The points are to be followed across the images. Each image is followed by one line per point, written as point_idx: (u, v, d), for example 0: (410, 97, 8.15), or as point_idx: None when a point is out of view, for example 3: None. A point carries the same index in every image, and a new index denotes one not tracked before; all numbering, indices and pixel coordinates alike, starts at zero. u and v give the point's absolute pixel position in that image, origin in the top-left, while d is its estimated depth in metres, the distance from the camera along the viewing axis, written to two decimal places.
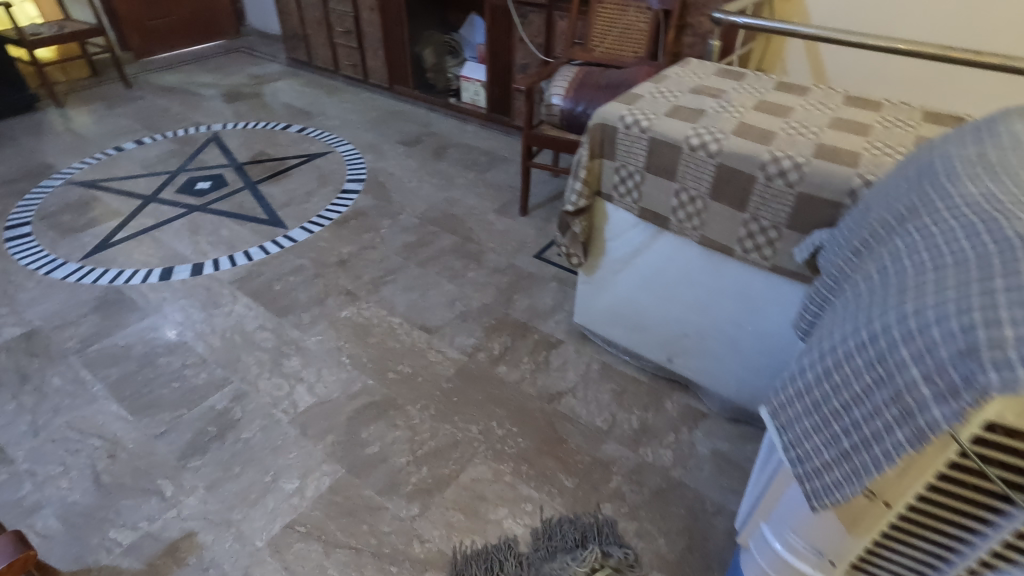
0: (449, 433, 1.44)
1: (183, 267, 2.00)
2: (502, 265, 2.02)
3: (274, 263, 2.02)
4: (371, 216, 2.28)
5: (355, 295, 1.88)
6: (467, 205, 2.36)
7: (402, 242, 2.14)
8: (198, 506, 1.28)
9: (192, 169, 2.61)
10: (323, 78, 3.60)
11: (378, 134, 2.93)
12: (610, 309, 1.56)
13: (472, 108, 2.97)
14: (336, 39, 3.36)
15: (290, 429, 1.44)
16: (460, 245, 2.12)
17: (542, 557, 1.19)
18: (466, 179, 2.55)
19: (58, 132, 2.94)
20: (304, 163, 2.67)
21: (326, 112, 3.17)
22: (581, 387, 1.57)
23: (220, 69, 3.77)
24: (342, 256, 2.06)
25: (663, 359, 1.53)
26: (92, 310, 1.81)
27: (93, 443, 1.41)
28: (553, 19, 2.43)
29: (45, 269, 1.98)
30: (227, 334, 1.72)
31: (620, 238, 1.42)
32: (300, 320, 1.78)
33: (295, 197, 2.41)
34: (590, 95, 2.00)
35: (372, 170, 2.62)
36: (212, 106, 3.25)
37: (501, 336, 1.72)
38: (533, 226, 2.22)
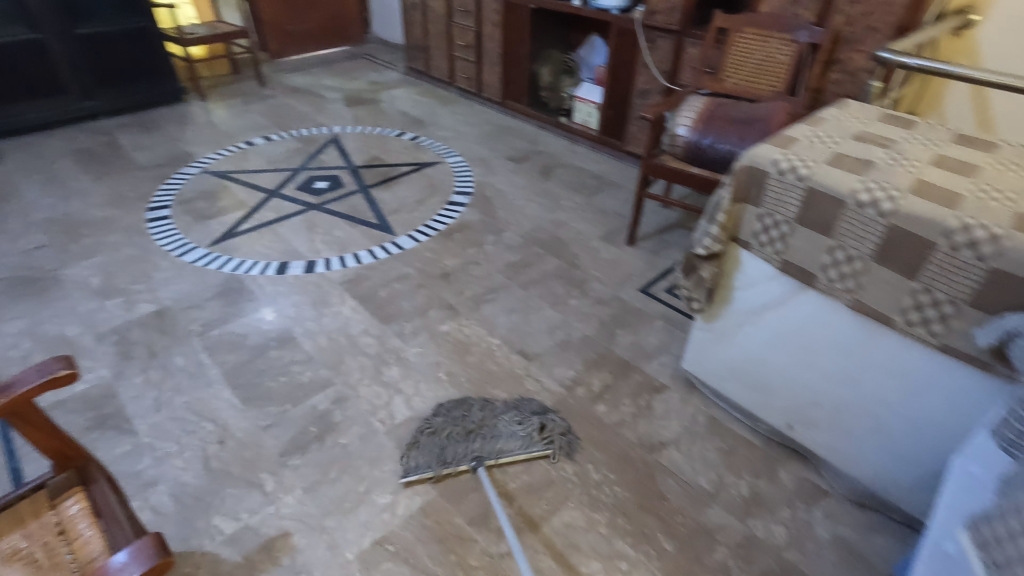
0: (543, 469, 1.39)
1: (298, 263, 2.09)
2: (606, 296, 1.95)
3: (381, 269, 2.07)
4: (477, 231, 2.29)
5: (457, 311, 1.88)
6: (572, 229, 2.31)
7: (505, 261, 2.12)
8: (295, 507, 1.30)
9: (313, 168, 2.74)
10: (438, 88, 3.70)
11: (487, 149, 2.96)
12: (728, 361, 1.45)
13: (583, 129, 2.93)
14: (455, 52, 3.45)
15: (387, 441, 1.44)
16: (564, 271, 2.07)
17: (496, 410, 1.48)
18: (572, 201, 2.51)
19: (200, 124, 3.19)
20: (415, 172, 2.73)
21: (439, 123, 3.24)
22: (686, 440, 1.46)
23: (345, 74, 3.97)
24: (446, 269, 2.07)
25: (783, 424, 1.39)
26: (215, 295, 1.93)
27: (206, 427, 1.47)
28: (683, 45, 2.34)
29: (178, 252, 2.14)
30: (334, 335, 1.77)
31: (752, 288, 1.32)
32: (402, 329, 1.80)
33: (405, 204, 2.47)
34: (720, 129, 1.90)
35: (480, 184, 2.64)
36: (335, 109, 3.43)
37: (601, 373, 1.65)
38: (640, 258, 2.14)
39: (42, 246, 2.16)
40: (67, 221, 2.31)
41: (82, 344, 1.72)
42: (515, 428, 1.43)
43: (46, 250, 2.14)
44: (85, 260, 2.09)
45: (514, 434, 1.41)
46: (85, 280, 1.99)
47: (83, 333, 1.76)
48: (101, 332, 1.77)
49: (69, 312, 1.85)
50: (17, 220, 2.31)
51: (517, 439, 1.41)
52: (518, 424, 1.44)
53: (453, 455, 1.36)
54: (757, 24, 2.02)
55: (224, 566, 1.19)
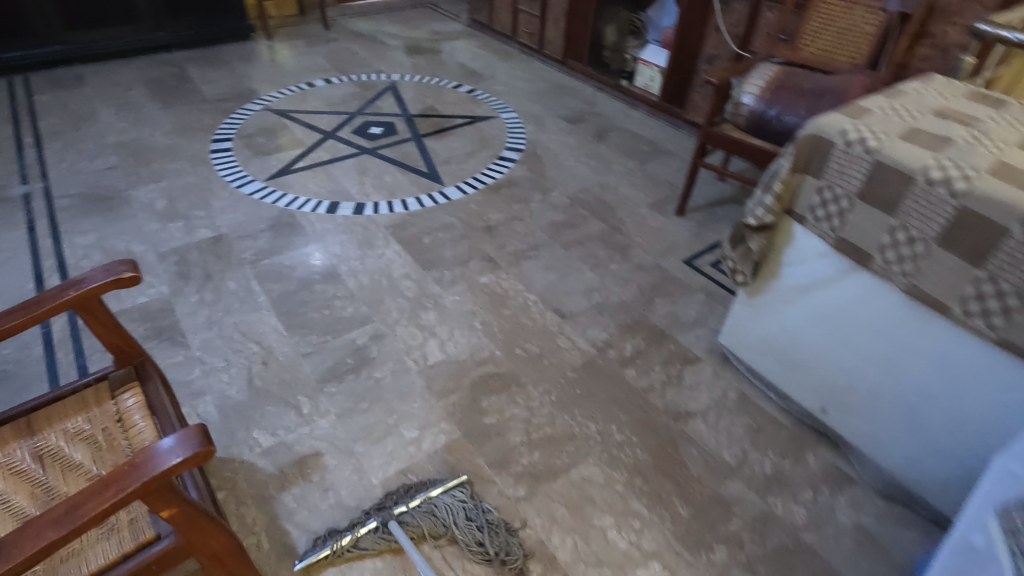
0: (567, 424, 1.41)
1: (347, 204, 2.14)
2: (648, 264, 1.92)
3: (427, 217, 2.09)
4: (524, 188, 2.28)
5: (496, 264, 1.89)
6: (620, 194, 2.27)
7: (549, 220, 2.11)
8: (328, 430, 1.37)
9: (368, 114, 2.77)
10: (498, 42, 3.63)
11: (542, 106, 2.91)
12: (765, 339, 1.42)
13: (643, 94, 2.84)
14: (520, 5, 3.36)
15: (417, 379, 1.49)
16: (607, 235, 2.05)
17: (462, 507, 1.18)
18: (624, 166, 2.46)
19: (264, 62, 3.25)
20: (468, 124, 2.72)
21: (496, 77, 3.20)
22: (713, 412, 1.45)
23: (407, 21, 3.95)
24: (490, 223, 2.08)
25: (815, 407, 1.37)
26: (268, 228, 2.00)
27: (251, 348, 1.56)
28: (759, 10, 2.23)
29: (237, 183, 2.22)
30: (375, 275, 1.82)
31: (800, 266, 1.27)
32: (442, 277, 1.83)
33: (455, 155, 2.48)
34: (788, 99, 1.81)
35: (531, 142, 2.61)
36: (394, 56, 3.42)
37: (634, 338, 1.65)
38: (687, 230, 2.09)
39: (114, 166, 2.27)
40: (138, 146, 2.41)
41: (144, 261, 1.83)
42: (456, 513, 1.17)
43: (117, 171, 2.25)
44: (151, 183, 2.19)
45: (454, 521, 1.16)
46: (151, 203, 2.09)
47: (146, 251, 1.86)
48: (162, 252, 1.87)
49: (135, 230, 1.95)
50: (93, 140, 2.43)
51: (461, 530, 1.15)
52: (458, 505, 1.18)
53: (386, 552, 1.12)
54: None
55: (260, 475, 1.27)
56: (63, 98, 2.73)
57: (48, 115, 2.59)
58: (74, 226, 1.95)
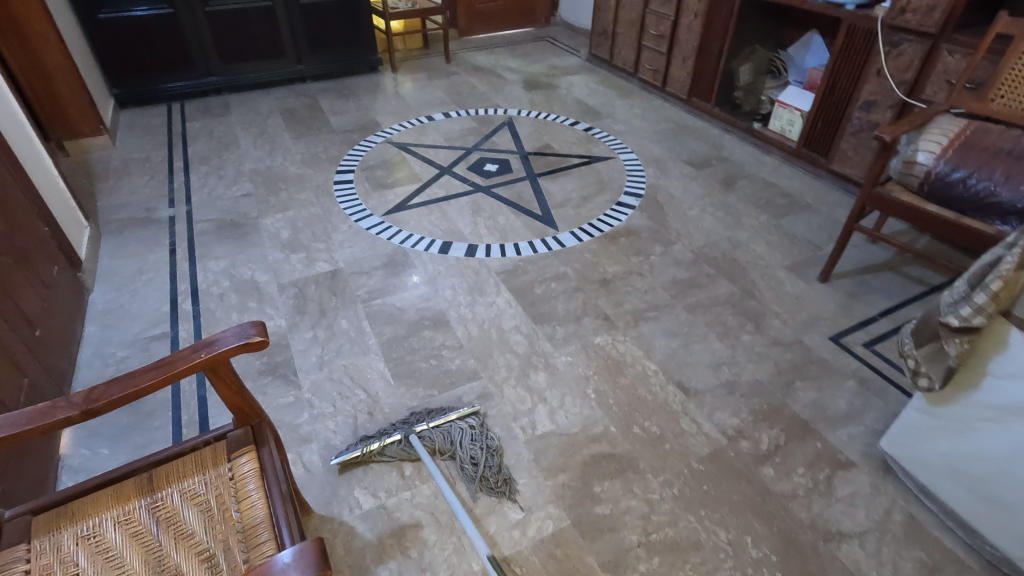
0: (692, 527, 1.23)
1: (460, 245, 2.10)
2: (786, 338, 1.70)
3: (539, 265, 2.00)
4: (644, 238, 2.13)
5: (613, 323, 1.75)
6: (752, 252, 2.06)
7: (672, 277, 1.94)
8: (429, 498, 1.28)
9: (485, 150, 2.75)
10: (618, 78, 3.52)
11: (664, 148, 2.75)
12: (950, 459, 1.17)
13: (779, 138, 2.62)
14: (645, 41, 3.23)
15: (525, 451, 1.38)
16: (738, 299, 1.84)
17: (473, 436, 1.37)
18: (756, 219, 2.24)
19: (389, 95, 3.36)
20: (585, 165, 2.62)
21: (615, 115, 3.09)
22: (874, 537, 1.21)
23: (526, 55, 3.96)
24: (607, 276, 1.95)
25: (1020, 556, 1.10)
26: (382, 265, 2.00)
27: (358, 395, 1.52)
28: (937, 52, 1.93)
29: (356, 216, 2.26)
30: (485, 326, 1.74)
31: (1012, 381, 1.03)
32: (553, 333, 1.72)
33: (571, 198, 2.38)
34: (980, 161, 1.54)
35: (652, 187, 2.46)
36: (512, 91, 3.42)
37: (772, 429, 1.43)
38: (833, 301, 1.84)
39: (248, 194, 2.40)
40: (270, 174, 2.54)
41: (266, 292, 1.88)
42: (464, 436, 1.37)
43: (251, 198, 2.37)
44: (279, 212, 2.29)
45: (459, 441, 1.36)
46: (277, 232, 2.17)
47: (268, 281, 1.92)
48: (283, 284, 1.91)
49: (261, 259, 2.02)
50: (232, 167, 2.59)
51: (463, 448, 1.35)
52: (467, 430, 1.38)
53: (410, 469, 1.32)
54: None
55: (358, 542, 1.20)
56: (211, 125, 2.96)
57: (197, 141, 2.81)
58: (208, 251, 2.06)
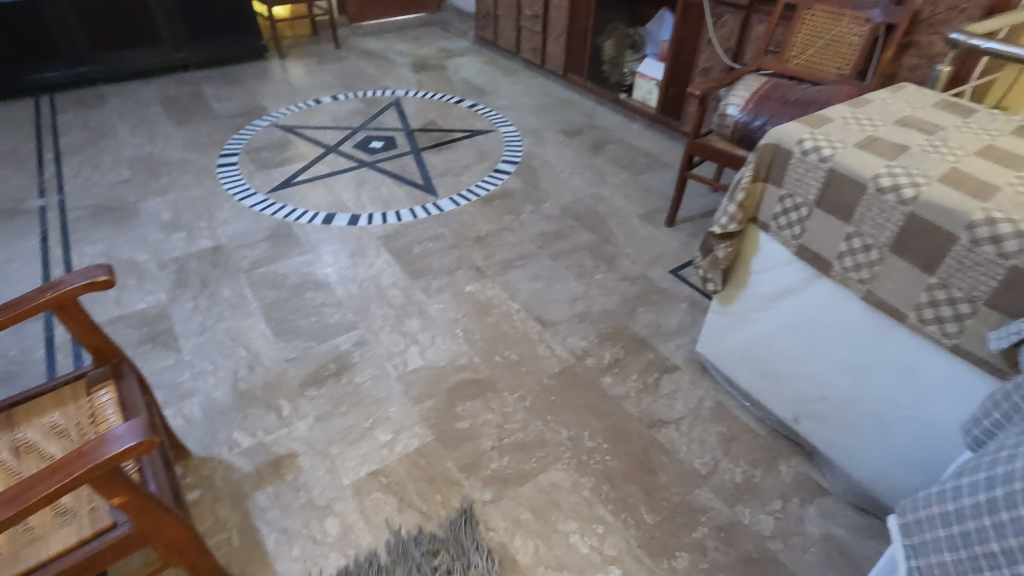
0: (539, 429, 1.42)
1: (343, 215, 2.21)
2: (634, 274, 1.94)
3: (419, 228, 2.15)
4: (517, 199, 2.32)
5: (483, 273, 1.93)
6: (611, 205, 2.30)
7: (539, 230, 2.14)
8: (306, 431, 1.41)
9: (371, 129, 2.85)
10: (503, 58, 3.70)
11: (542, 120, 2.96)
12: (740, 347, 1.43)
13: (641, 106, 2.89)
14: (523, 22, 3.43)
15: (396, 384, 1.53)
16: (596, 246, 2.07)
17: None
18: (618, 178, 2.49)
19: (276, 81, 3.37)
20: (468, 138, 2.79)
21: (499, 92, 3.27)
22: (687, 421, 1.46)
23: (416, 39, 4.06)
24: (481, 233, 2.12)
25: (789, 416, 1.37)
26: (265, 238, 2.07)
27: (239, 353, 1.62)
28: (750, 22, 2.24)
29: (240, 196, 2.31)
30: (364, 284, 1.87)
31: (767, 274, 1.28)
32: (428, 285, 1.87)
33: (452, 168, 2.53)
34: (773, 110, 1.82)
35: (528, 155, 2.65)
36: (401, 73, 3.52)
37: (614, 346, 1.66)
38: (676, 241, 2.11)
39: (126, 180, 2.39)
40: (150, 161, 2.52)
41: (146, 270, 1.91)
42: None
43: (129, 184, 2.36)
44: (160, 196, 2.29)
45: None
46: (157, 214, 2.18)
47: (148, 260, 1.95)
48: (164, 261, 1.95)
49: (140, 240, 2.04)
50: (109, 156, 2.55)
51: None
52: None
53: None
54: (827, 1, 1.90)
55: (237, 474, 1.31)
56: (85, 116, 2.88)
57: (70, 132, 2.73)
58: (84, 237, 2.05)
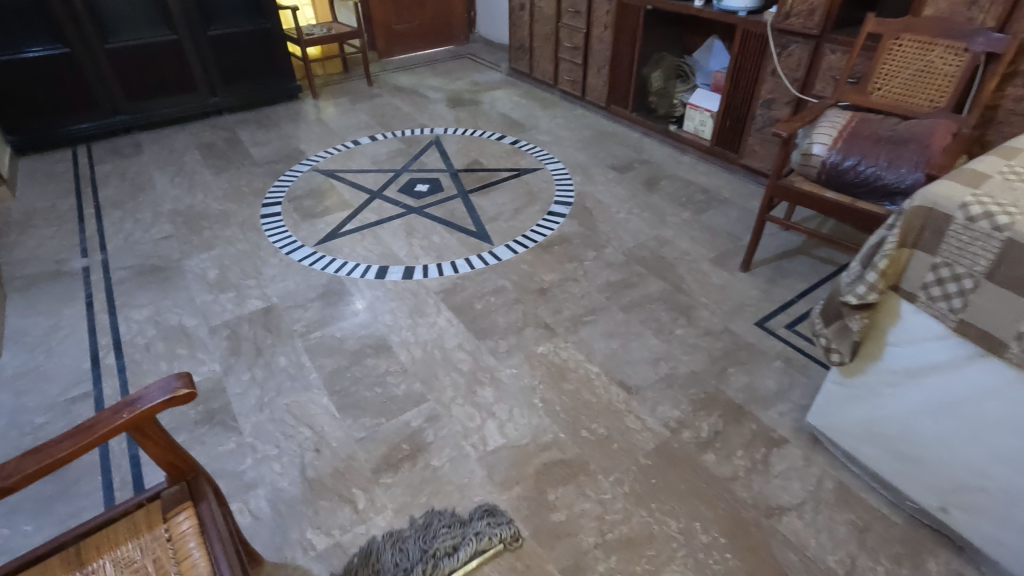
0: (644, 522, 1.27)
1: (396, 268, 2.09)
2: (716, 327, 1.79)
3: (478, 280, 2.02)
4: (577, 244, 2.19)
5: (553, 331, 1.79)
6: (678, 248, 2.16)
7: (606, 279, 2.01)
8: (386, 529, 1.27)
9: (414, 171, 2.75)
10: (539, 90, 3.61)
11: (589, 155, 2.85)
12: (867, 424, 1.27)
13: (694, 138, 2.77)
14: (561, 53, 3.34)
15: (477, 468, 1.39)
16: (669, 295, 1.93)
17: None
18: (680, 217, 2.35)
19: (311, 122, 3.31)
20: (514, 178, 2.67)
21: (540, 126, 3.16)
22: (809, 507, 1.29)
23: (448, 73, 4.00)
24: (544, 284, 1.99)
25: (934, 505, 1.20)
26: (318, 297, 1.96)
27: (303, 433, 1.49)
28: (820, 52, 2.11)
29: (286, 249, 2.21)
30: (428, 348, 1.74)
31: (908, 347, 1.14)
32: (496, 347, 1.74)
33: (503, 211, 2.41)
34: (865, 149, 1.69)
35: (580, 194, 2.53)
36: (436, 109, 3.44)
37: (710, 416, 1.51)
38: (755, 288, 1.96)
39: (168, 235, 2.30)
40: (191, 213, 2.44)
41: (196, 337, 1.80)
42: None
43: (172, 240, 2.27)
44: (204, 252, 2.20)
45: None
46: (203, 273, 2.08)
47: (198, 325, 1.84)
48: (214, 326, 1.84)
49: (188, 303, 1.94)
50: (149, 209, 2.47)
51: None
52: None
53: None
54: (916, 30, 1.77)
55: None
56: (123, 167, 2.82)
57: (108, 184, 2.67)
58: (129, 301, 1.95)
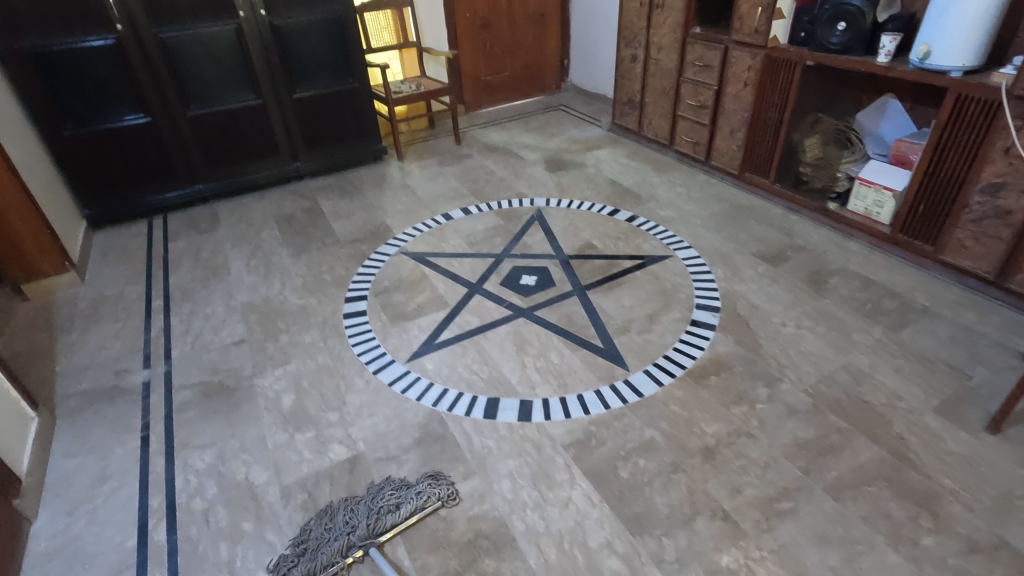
0: None
1: (509, 402, 1.66)
2: (984, 539, 1.23)
3: (617, 428, 1.55)
4: (741, 375, 1.69)
5: (737, 528, 1.29)
6: (884, 388, 1.61)
7: (794, 437, 1.49)
8: None
9: (516, 256, 2.34)
10: (650, 150, 3.16)
11: (727, 238, 2.34)
12: None
13: (863, 221, 2.22)
14: (681, 111, 2.88)
15: None
16: (894, 472, 1.38)
17: None
18: (871, 335, 1.80)
19: (396, 188, 2.98)
20: (639, 268, 2.20)
21: (658, 197, 2.69)
22: None
23: (542, 128, 3.62)
24: (707, 440, 1.49)
25: None
26: (414, 444, 1.54)
27: None
28: None
29: (373, 365, 1.82)
30: (565, 544, 1.28)
31: None
32: (661, 552, 1.25)
33: (634, 318, 1.94)
34: None
35: (728, 295, 2.03)
36: (534, 173, 3.04)
37: None
38: (1018, 464, 1.38)
39: (240, 339, 1.97)
40: (267, 309, 2.11)
41: (266, 502, 1.41)
42: None
43: (244, 346, 1.94)
44: (279, 366, 1.84)
45: None
46: (277, 398, 1.72)
47: (268, 483, 1.46)
48: (287, 486, 1.45)
49: (258, 445, 1.57)
50: (221, 302, 2.17)
51: None
52: None
53: (321, 554, 1.26)
54: None
55: None
56: (198, 244, 2.56)
57: (181, 267, 2.40)
58: (190, 437, 1.60)
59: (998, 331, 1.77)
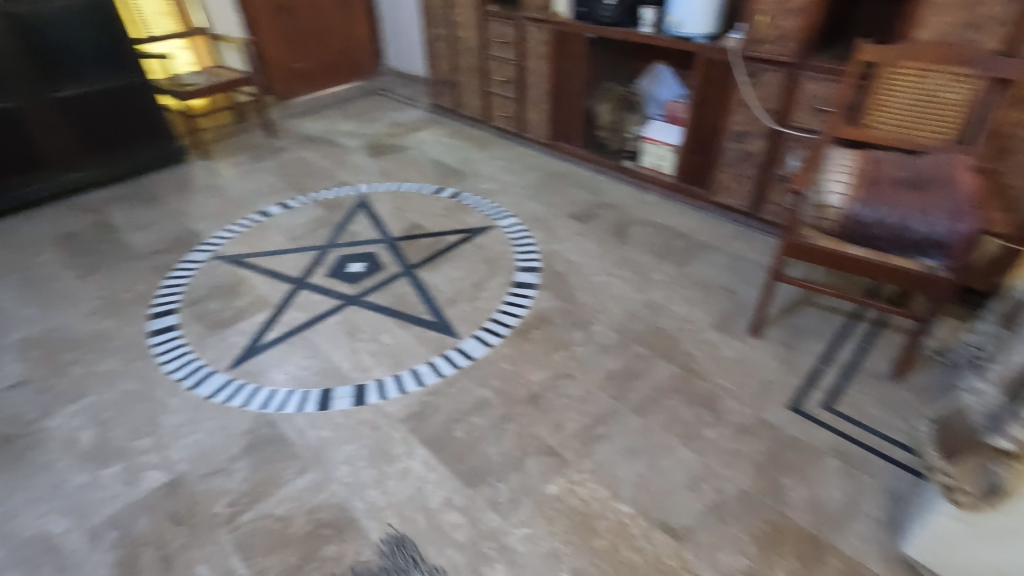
0: None
1: (343, 390, 1.64)
2: (750, 422, 1.50)
3: (451, 394, 1.61)
4: (560, 325, 1.84)
5: (561, 459, 1.42)
6: (675, 316, 1.86)
7: (606, 370, 1.67)
8: None
9: (342, 245, 2.29)
10: (470, 127, 3.24)
11: (544, 203, 2.51)
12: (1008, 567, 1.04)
13: (653, 174, 2.51)
14: (491, 87, 2.99)
15: None
16: (685, 383, 1.62)
17: None
18: (664, 272, 2.06)
19: (204, 190, 2.74)
20: (465, 241, 2.28)
21: (480, 172, 2.79)
22: None
23: (362, 114, 3.54)
24: (533, 388, 1.62)
25: None
26: (243, 453, 1.47)
27: None
28: (798, 80, 1.90)
29: (189, 381, 1.68)
30: (406, 511, 1.32)
31: None
32: (496, 496, 1.34)
33: (462, 289, 2.02)
34: (892, 197, 1.47)
35: (547, 254, 2.19)
36: (357, 160, 2.98)
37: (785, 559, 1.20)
38: (773, 357, 1.70)
39: (19, 381, 1.70)
40: (53, 342, 1.85)
41: (68, 551, 1.26)
42: None
43: (25, 387, 1.68)
44: (74, 401, 1.63)
45: None
46: (74, 436, 1.52)
47: (69, 530, 1.30)
48: (95, 527, 1.31)
49: (53, 492, 1.38)
50: None
51: None
52: None
53: None
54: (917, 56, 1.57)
55: None
56: None
57: None
58: None
59: (757, 254, 2.12)
